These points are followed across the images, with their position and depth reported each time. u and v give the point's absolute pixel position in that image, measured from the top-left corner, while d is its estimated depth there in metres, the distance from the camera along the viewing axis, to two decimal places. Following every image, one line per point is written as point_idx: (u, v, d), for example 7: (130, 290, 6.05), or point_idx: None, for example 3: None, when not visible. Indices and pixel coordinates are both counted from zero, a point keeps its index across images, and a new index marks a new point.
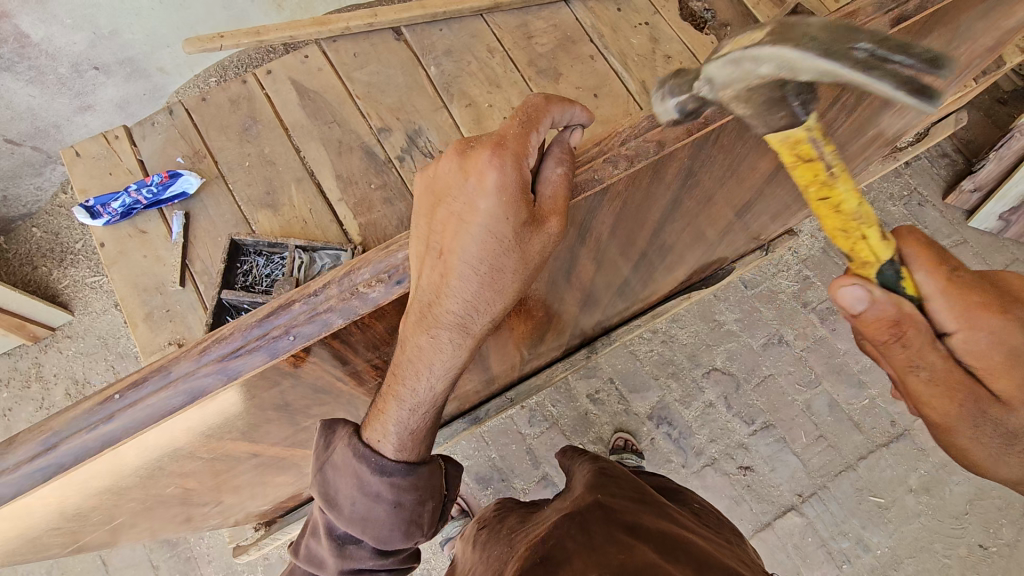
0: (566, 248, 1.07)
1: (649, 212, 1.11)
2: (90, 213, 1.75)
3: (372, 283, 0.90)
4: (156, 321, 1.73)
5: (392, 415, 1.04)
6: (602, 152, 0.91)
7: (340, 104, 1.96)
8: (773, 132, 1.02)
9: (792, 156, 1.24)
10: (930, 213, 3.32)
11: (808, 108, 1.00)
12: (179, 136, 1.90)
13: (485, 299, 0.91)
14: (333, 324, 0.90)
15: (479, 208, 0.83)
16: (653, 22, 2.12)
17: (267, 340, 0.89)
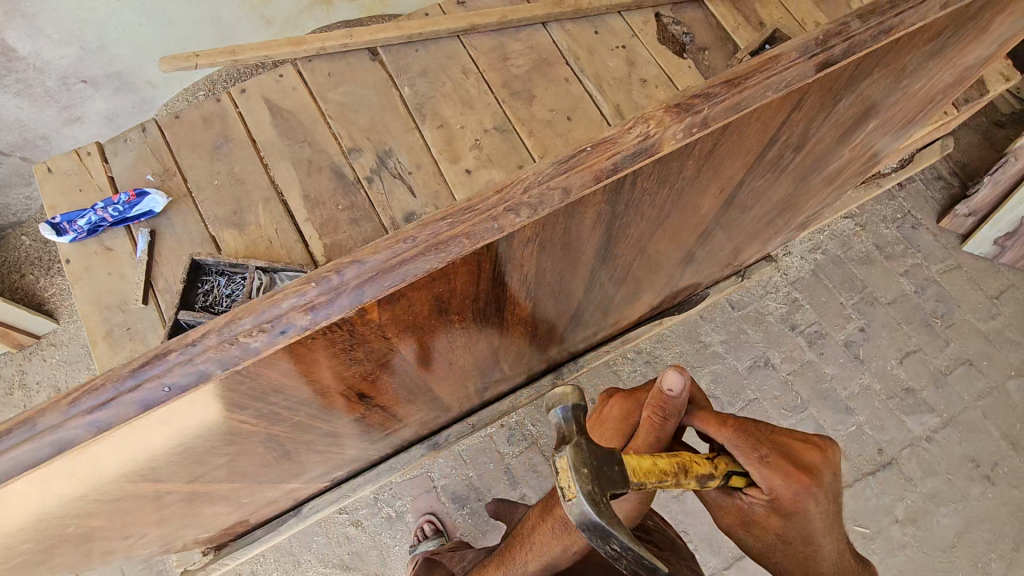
0: (482, 289, 1.00)
1: (581, 253, 1.07)
2: (56, 230, 1.75)
3: (253, 332, 0.79)
4: (116, 338, 1.72)
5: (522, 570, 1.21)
6: (497, 199, 0.81)
7: (312, 124, 1.96)
8: (710, 173, 1.00)
9: (742, 191, 1.21)
10: (924, 236, 3.45)
11: (742, 149, 0.96)
12: (151, 154, 1.90)
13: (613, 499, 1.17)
14: (213, 375, 0.80)
15: (610, 432, 1.30)
16: (630, 45, 2.11)
17: (140, 390, 0.79)
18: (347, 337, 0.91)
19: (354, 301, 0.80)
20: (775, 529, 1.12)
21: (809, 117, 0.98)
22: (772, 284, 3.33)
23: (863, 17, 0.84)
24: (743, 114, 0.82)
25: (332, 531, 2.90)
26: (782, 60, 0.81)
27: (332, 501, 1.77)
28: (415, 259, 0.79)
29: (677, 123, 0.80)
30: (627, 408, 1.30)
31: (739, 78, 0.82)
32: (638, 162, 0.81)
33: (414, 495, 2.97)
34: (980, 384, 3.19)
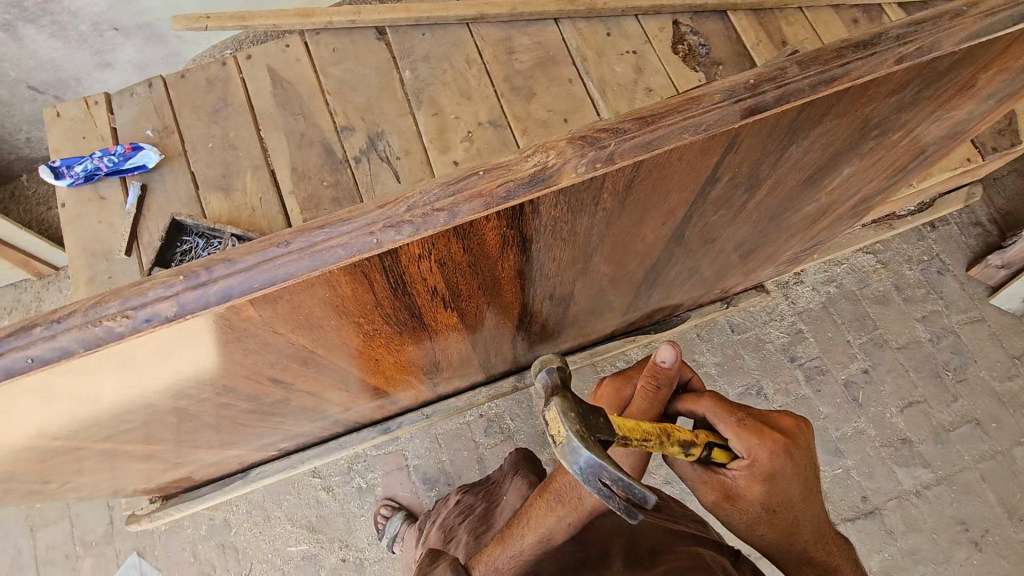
0: (381, 292, 1.01)
1: (498, 269, 1.07)
2: (54, 173, 1.83)
3: (116, 317, 0.81)
4: (97, 285, 1.80)
5: (519, 544, 1.15)
6: (378, 214, 0.80)
7: (310, 98, 1.98)
8: (636, 202, 0.97)
9: (694, 223, 1.17)
10: (948, 282, 3.28)
11: (668, 184, 0.94)
12: (153, 110, 1.96)
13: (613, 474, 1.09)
14: (74, 352, 0.83)
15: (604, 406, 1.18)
16: (642, 51, 2.05)
17: (1, 358, 0.81)
18: (226, 327, 0.92)
19: (219, 298, 0.81)
20: (759, 500, 1.08)
21: (747, 156, 0.94)
22: (777, 312, 3.22)
23: (801, 63, 0.80)
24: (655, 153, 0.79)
25: (302, 494, 2.99)
26: (703, 102, 0.78)
27: (279, 469, 1.83)
28: (285, 264, 0.80)
29: (578, 157, 0.78)
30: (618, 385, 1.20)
31: (653, 116, 0.78)
32: (534, 191, 0.80)
33: (385, 471, 3.03)
34: (984, 445, 3.03)
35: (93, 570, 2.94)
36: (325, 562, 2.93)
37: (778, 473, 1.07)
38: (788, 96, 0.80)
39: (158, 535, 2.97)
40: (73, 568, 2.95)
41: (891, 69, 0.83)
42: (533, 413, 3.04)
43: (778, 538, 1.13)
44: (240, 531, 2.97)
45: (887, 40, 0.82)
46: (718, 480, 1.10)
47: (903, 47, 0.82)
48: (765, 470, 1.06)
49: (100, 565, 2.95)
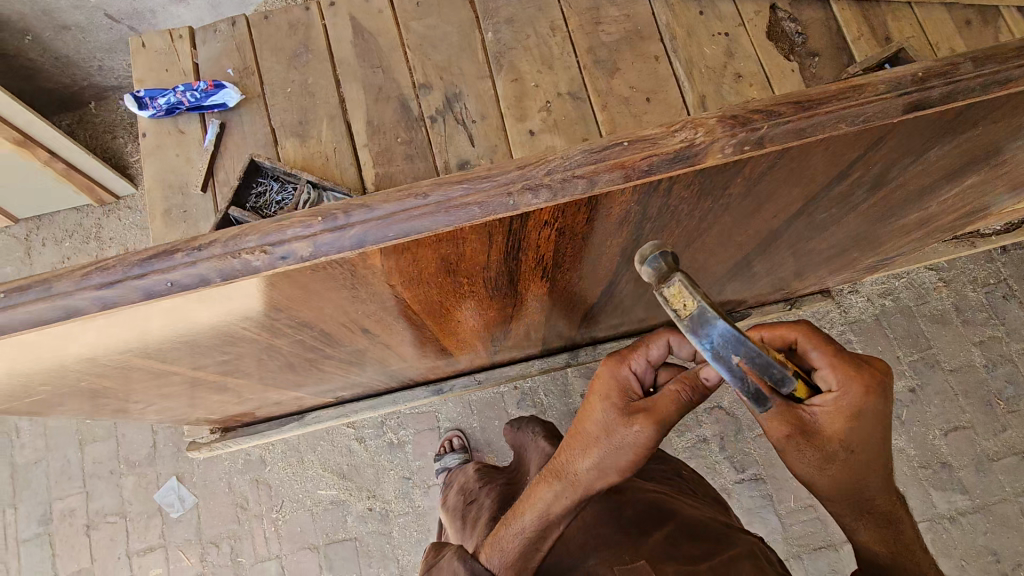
0: (490, 254, 1.01)
1: (605, 246, 1.09)
2: (138, 103, 1.86)
3: (255, 251, 0.83)
4: (173, 218, 1.83)
5: (521, 523, 1.21)
6: (520, 175, 0.81)
7: (390, 51, 1.96)
8: (759, 191, 0.97)
9: (798, 220, 1.15)
10: (1012, 308, 3.14)
11: (798, 177, 0.94)
12: (235, 49, 1.96)
13: (605, 470, 1.17)
14: (212, 281, 0.86)
15: (599, 391, 1.20)
16: (734, 34, 1.97)
17: (144, 280, 0.85)
18: (342, 274, 0.94)
19: (354, 242, 0.83)
20: (840, 435, 1.05)
21: (882, 156, 0.93)
22: (828, 319, 3.14)
23: (973, 61, 0.79)
24: (805, 140, 0.79)
25: (336, 441, 3.09)
26: (864, 91, 0.77)
27: (332, 416, 1.89)
28: (422, 216, 0.82)
29: (726, 137, 0.78)
30: (618, 373, 1.21)
31: (808, 102, 0.78)
32: (676, 167, 0.80)
33: (417, 430, 3.10)
34: None
35: (135, 488, 3.10)
36: (352, 509, 3.03)
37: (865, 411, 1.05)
38: (953, 94, 0.79)
39: (197, 463, 3.10)
40: (116, 484, 3.11)
41: None
42: (567, 391, 3.04)
43: (844, 481, 1.09)
44: (274, 469, 3.08)
45: None
46: (797, 412, 1.05)
47: None
48: (851, 405, 1.05)
49: (142, 484, 3.10)
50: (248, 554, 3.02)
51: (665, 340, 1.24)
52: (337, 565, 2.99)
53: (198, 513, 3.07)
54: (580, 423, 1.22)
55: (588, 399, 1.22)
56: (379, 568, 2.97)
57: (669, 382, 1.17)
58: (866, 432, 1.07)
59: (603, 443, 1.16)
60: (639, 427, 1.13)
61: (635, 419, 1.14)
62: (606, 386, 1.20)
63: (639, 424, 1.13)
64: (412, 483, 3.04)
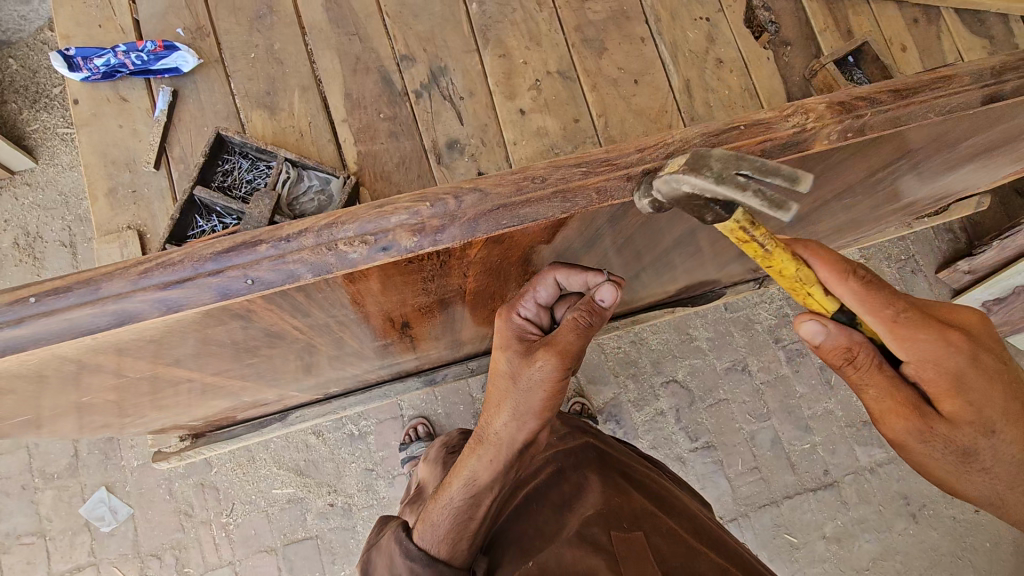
0: (567, 237, 1.14)
1: (668, 224, 1.27)
2: (68, 64, 1.59)
3: (354, 243, 0.92)
4: (119, 199, 1.59)
5: (450, 494, 1.21)
6: (640, 160, 0.98)
7: (367, 17, 1.81)
8: (835, 164, 1.19)
9: (834, 189, 1.38)
10: (920, 281, 3.53)
11: (861, 152, 1.18)
12: (185, 6, 1.73)
13: (521, 419, 1.13)
14: (299, 277, 0.92)
15: (497, 341, 1.18)
16: (715, 19, 2.00)
17: (221, 278, 0.91)
18: (419, 263, 1.02)
19: (464, 223, 0.94)
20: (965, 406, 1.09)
21: (932, 134, 1.18)
22: (769, 295, 3.40)
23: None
24: (899, 125, 1.02)
25: (291, 437, 2.90)
26: (949, 86, 1.02)
27: (318, 414, 1.79)
28: (537, 203, 0.96)
29: (834, 123, 1.00)
30: (507, 321, 1.18)
31: (906, 93, 1.02)
32: (787, 149, 1.01)
33: (379, 419, 2.98)
34: None
35: (54, 502, 2.75)
36: (312, 506, 2.87)
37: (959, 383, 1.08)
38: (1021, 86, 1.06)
39: (130, 470, 2.80)
40: (30, 500, 2.74)
41: None
42: None
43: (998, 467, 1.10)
44: (221, 471, 2.85)
45: None
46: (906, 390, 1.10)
47: None
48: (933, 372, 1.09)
49: (63, 498, 2.76)
50: (196, 563, 2.79)
51: (552, 277, 1.17)
52: (298, 565, 2.83)
53: (134, 526, 2.77)
54: (488, 379, 1.19)
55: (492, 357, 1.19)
56: (343, 564, 2.85)
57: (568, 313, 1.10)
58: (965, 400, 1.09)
59: (511, 391, 1.12)
60: (539, 365, 1.07)
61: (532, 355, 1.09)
62: (502, 336, 1.17)
63: (540, 363, 1.07)
64: (376, 475, 2.92)
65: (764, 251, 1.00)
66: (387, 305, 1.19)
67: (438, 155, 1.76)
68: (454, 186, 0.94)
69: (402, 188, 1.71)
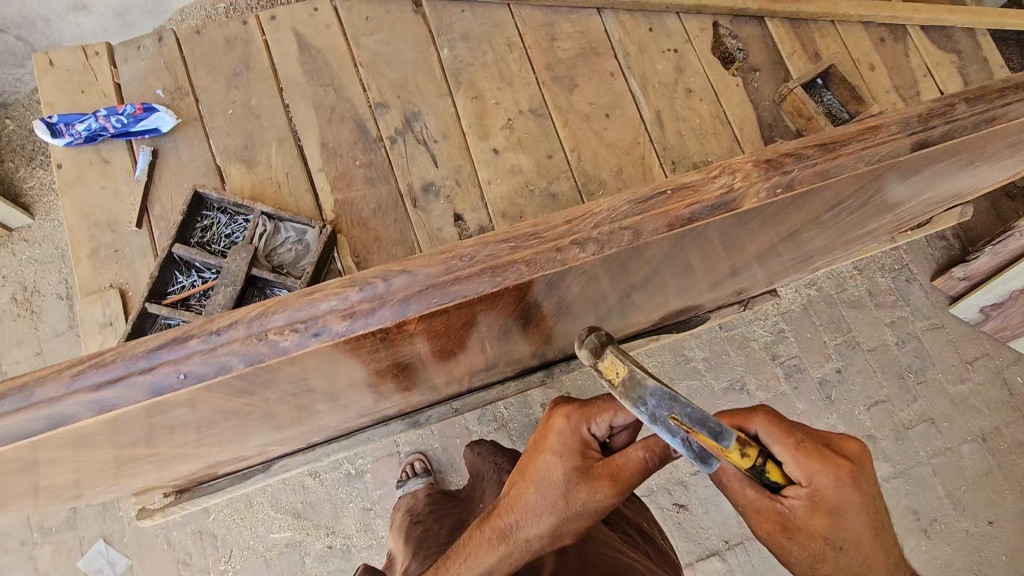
0: (515, 301, 1.16)
1: (619, 276, 1.28)
2: (51, 131, 1.63)
3: (283, 331, 0.94)
4: (101, 259, 1.62)
5: None
6: (568, 232, 0.99)
7: (341, 69, 1.85)
8: (783, 211, 1.19)
9: (796, 229, 1.38)
10: (915, 290, 3.51)
11: (806, 201, 1.18)
12: (164, 68, 1.77)
13: (559, 533, 1.10)
14: (230, 367, 0.94)
15: (556, 444, 1.15)
16: (683, 50, 2.04)
17: (154, 375, 0.94)
18: (364, 343, 1.04)
19: (393, 305, 0.95)
20: (824, 530, 1.02)
21: (879, 176, 1.18)
22: (763, 312, 3.39)
23: (966, 104, 1.05)
24: (828, 178, 1.03)
25: (288, 480, 2.88)
26: (879, 135, 1.02)
27: (302, 463, 1.78)
28: (467, 280, 0.96)
29: (762, 182, 1.00)
30: (574, 427, 1.16)
31: (835, 145, 1.02)
32: (716, 211, 1.01)
33: (376, 457, 2.97)
34: (935, 443, 3.31)
35: (53, 556, 2.75)
36: (310, 549, 2.85)
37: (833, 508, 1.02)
38: (951, 131, 1.05)
39: (128, 520, 2.79)
40: (30, 555, 2.74)
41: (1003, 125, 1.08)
42: (527, 403, 3.06)
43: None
44: (220, 517, 2.84)
45: (1012, 96, 1.08)
46: (764, 504, 1.04)
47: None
48: (823, 498, 1.02)
49: (62, 552, 2.76)
50: None
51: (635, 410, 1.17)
52: None
53: None
54: (529, 477, 1.14)
55: (542, 453, 1.16)
56: None
57: (637, 446, 1.11)
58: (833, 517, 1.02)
59: (560, 504, 1.09)
60: (598, 494, 1.09)
61: (595, 485, 1.10)
62: (563, 440, 1.15)
63: (602, 493, 1.09)
64: (374, 514, 2.90)
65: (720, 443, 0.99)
66: (360, 367, 1.20)
67: (414, 198, 1.79)
68: (383, 269, 0.97)
69: (380, 234, 1.74)
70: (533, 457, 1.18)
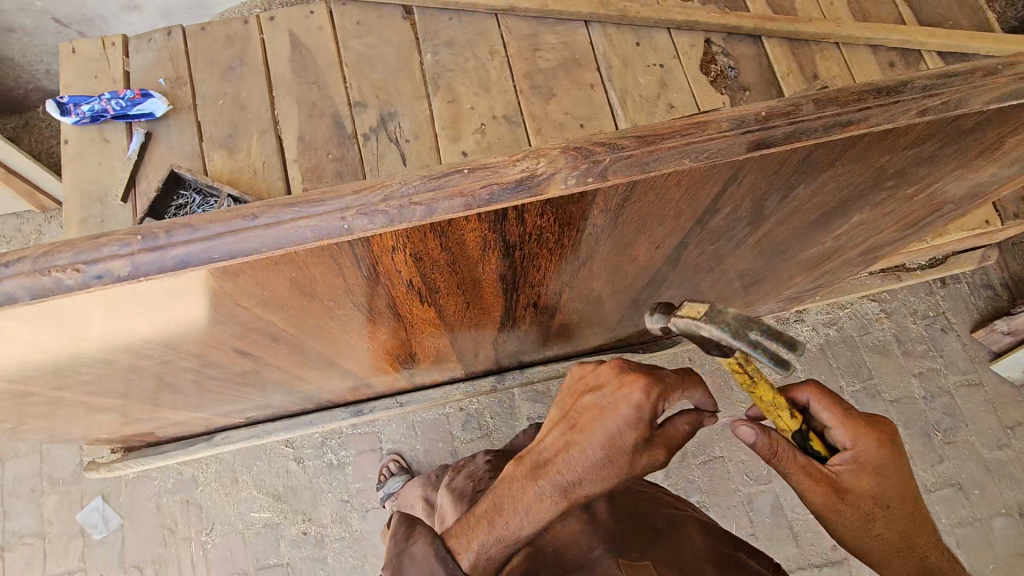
0: (350, 281, 1.07)
1: (483, 274, 1.15)
2: (60, 109, 1.81)
3: (66, 270, 0.84)
4: (88, 228, 1.78)
5: (512, 529, 1.10)
6: (353, 200, 0.83)
7: (327, 68, 1.95)
8: (623, 219, 1.00)
9: (692, 246, 1.20)
10: (952, 341, 3.20)
11: (665, 207, 0.98)
12: (168, 59, 1.94)
13: (606, 488, 1.10)
14: (17, 300, 0.86)
15: (628, 415, 1.05)
16: (668, 66, 2.00)
17: None
18: (161, 287, 0.95)
19: (173, 258, 0.84)
20: (871, 490, 1.11)
21: (751, 187, 0.97)
22: None
23: (817, 102, 0.82)
24: (649, 172, 0.84)
25: (272, 461, 2.99)
26: (708, 128, 0.81)
27: (248, 436, 1.91)
28: (251, 237, 0.84)
29: (570, 168, 0.82)
30: (653, 403, 1.04)
31: (654, 136, 0.82)
32: (521, 197, 0.86)
33: (358, 451, 3.02)
34: (962, 511, 2.96)
35: (56, 507, 2.96)
36: (285, 533, 2.92)
37: (878, 469, 1.10)
38: (797, 133, 0.84)
39: (125, 482, 2.97)
40: (37, 503, 2.96)
41: (914, 119, 0.86)
42: (513, 414, 3.03)
43: (893, 539, 1.13)
44: (206, 489, 2.97)
45: (913, 88, 0.83)
46: (820, 470, 1.12)
47: (929, 98, 0.84)
48: (868, 459, 1.10)
49: (64, 503, 2.96)
50: None
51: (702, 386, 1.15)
52: None
53: (123, 536, 2.93)
54: (589, 439, 1.07)
55: (608, 418, 1.06)
56: None
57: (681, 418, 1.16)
58: (878, 478, 1.11)
59: (620, 467, 1.08)
60: (656, 462, 1.11)
61: (655, 454, 1.10)
62: (637, 413, 1.04)
63: (656, 459, 1.11)
64: (350, 507, 2.95)
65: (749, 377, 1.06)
66: (239, 331, 1.20)
67: None
68: (166, 219, 0.84)
69: None
70: (592, 416, 1.08)
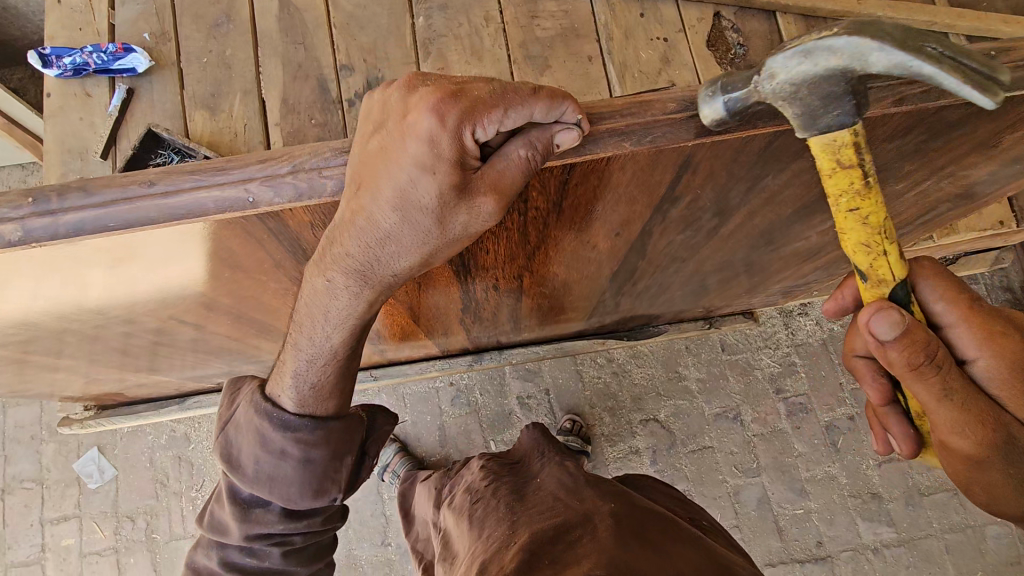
0: (264, 247, 1.21)
1: None
2: (42, 61, 1.78)
3: None
4: None
5: (315, 330, 1.16)
6: (265, 169, 0.95)
7: (315, 28, 1.87)
8: (566, 199, 1.13)
9: (658, 217, 1.28)
10: None
11: (608, 186, 1.10)
12: (154, 14, 1.88)
13: (424, 250, 1.01)
14: None
15: (421, 152, 0.87)
16: (673, 40, 1.89)
17: None
18: (64, 252, 1.08)
19: (65, 222, 0.96)
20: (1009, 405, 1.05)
21: (701, 165, 1.07)
22: (774, 340, 3.05)
23: None
24: (588, 153, 0.96)
25: None
26: (651, 109, 0.93)
27: None
28: (149, 203, 0.96)
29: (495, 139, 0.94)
30: (449, 131, 0.85)
31: (593, 114, 0.94)
32: None
33: None
34: (955, 517, 2.84)
35: (54, 455, 3.04)
36: None
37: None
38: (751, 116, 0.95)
39: (120, 435, 3.03)
40: (37, 450, 3.05)
41: (890, 107, 0.95)
42: (503, 392, 3.01)
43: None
44: (199, 447, 3.02)
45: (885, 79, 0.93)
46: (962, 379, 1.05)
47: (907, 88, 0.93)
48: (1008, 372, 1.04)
49: (62, 452, 3.04)
50: (162, 530, 2.97)
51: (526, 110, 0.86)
52: None
53: (117, 487, 3.01)
54: (378, 196, 0.92)
55: (397, 161, 0.89)
56: None
57: (515, 146, 0.91)
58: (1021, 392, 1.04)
59: (432, 222, 0.95)
60: (480, 207, 0.94)
61: (478, 200, 0.94)
62: (432, 146, 0.86)
63: (480, 205, 0.94)
64: None
65: (863, 179, 0.92)
66: (191, 280, 1.31)
67: None
68: (59, 185, 0.96)
69: None
70: (378, 158, 0.91)
